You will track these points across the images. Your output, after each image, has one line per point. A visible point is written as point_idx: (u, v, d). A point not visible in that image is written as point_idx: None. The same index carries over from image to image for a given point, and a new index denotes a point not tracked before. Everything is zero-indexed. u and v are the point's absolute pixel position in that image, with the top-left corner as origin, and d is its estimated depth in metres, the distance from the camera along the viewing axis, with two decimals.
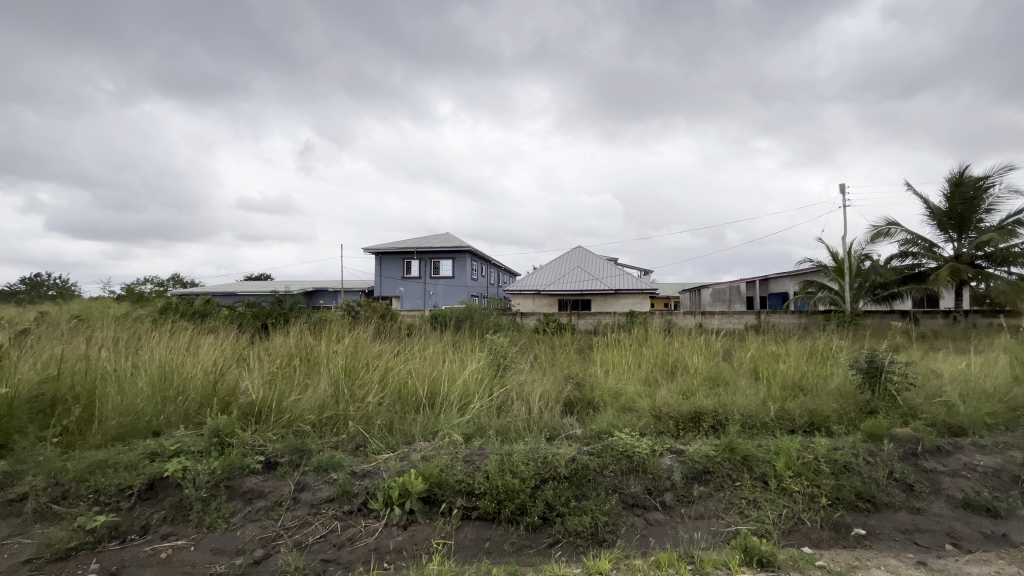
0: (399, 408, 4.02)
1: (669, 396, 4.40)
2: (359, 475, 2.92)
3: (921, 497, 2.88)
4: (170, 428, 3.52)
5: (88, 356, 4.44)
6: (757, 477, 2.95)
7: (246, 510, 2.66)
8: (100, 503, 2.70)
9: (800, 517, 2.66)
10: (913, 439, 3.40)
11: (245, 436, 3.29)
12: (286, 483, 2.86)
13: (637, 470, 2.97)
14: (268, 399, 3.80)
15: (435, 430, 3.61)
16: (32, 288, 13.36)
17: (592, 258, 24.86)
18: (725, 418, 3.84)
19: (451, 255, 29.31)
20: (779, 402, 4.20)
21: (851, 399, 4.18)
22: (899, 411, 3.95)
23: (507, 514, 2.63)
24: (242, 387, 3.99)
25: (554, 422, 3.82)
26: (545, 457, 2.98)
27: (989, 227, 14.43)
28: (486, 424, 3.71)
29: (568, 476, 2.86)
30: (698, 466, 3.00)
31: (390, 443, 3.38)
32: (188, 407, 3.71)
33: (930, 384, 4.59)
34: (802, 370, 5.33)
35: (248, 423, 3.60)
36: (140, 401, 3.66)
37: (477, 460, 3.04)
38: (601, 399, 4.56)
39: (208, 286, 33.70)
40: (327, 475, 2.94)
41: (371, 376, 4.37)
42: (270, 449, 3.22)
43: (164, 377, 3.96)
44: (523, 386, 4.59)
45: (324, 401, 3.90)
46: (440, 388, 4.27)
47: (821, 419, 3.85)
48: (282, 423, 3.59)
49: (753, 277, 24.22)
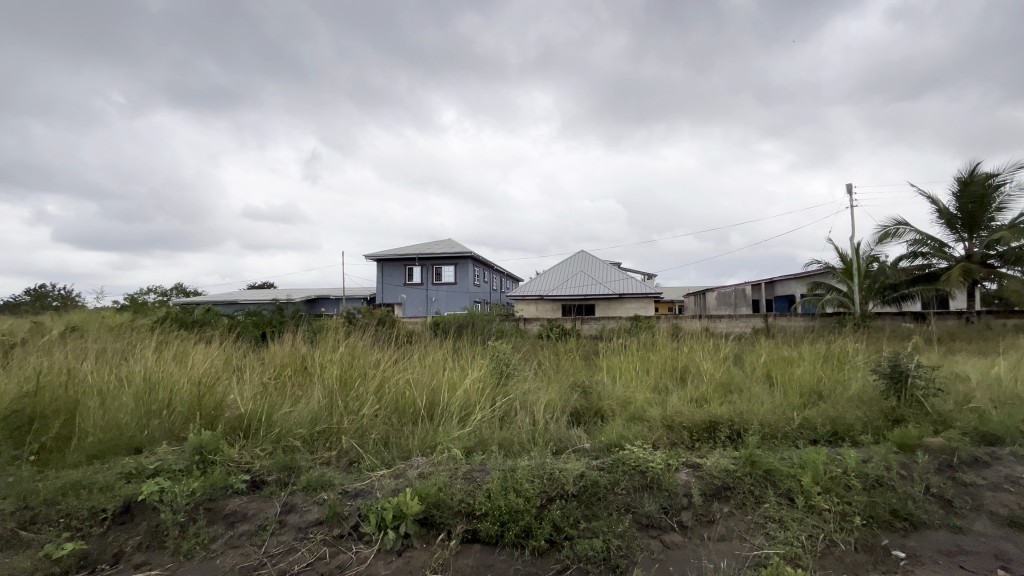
0: (396, 420, 3.80)
1: (682, 405, 4.19)
2: (351, 495, 2.71)
3: (962, 514, 2.64)
4: (153, 444, 3.30)
5: (73, 369, 4.27)
6: (782, 494, 2.72)
7: (227, 535, 2.45)
8: (70, 529, 2.50)
9: (833, 538, 2.42)
10: (947, 450, 3.17)
11: (231, 453, 3.08)
12: (272, 505, 2.65)
13: (651, 487, 2.76)
14: (257, 412, 3.58)
15: (433, 444, 3.38)
16: (37, 300, 13.41)
17: (595, 262, 24.61)
18: (742, 428, 3.60)
19: (454, 261, 29.10)
20: (799, 410, 3.95)
21: (875, 406, 3.93)
22: (929, 419, 3.69)
23: (511, 538, 2.40)
24: (228, 400, 3.76)
25: (561, 433, 3.60)
26: (550, 475, 2.79)
27: (1001, 226, 14.13)
28: (488, 437, 3.48)
29: (576, 495, 2.66)
30: (716, 482, 2.78)
31: (384, 459, 3.15)
32: (173, 421, 3.50)
33: (957, 390, 4.35)
34: (820, 375, 5.10)
35: (236, 439, 3.37)
36: (124, 416, 3.47)
37: (478, 477, 2.83)
38: (610, 408, 4.33)
39: (213, 294, 33.90)
40: (316, 495, 2.73)
41: (366, 387, 4.15)
42: (257, 466, 3.01)
43: (150, 392, 3.77)
44: (526, 396, 4.37)
45: (317, 413, 3.67)
46: (440, 399, 4.05)
47: (844, 428, 3.61)
48: (271, 438, 3.35)
49: (759, 281, 24.00)
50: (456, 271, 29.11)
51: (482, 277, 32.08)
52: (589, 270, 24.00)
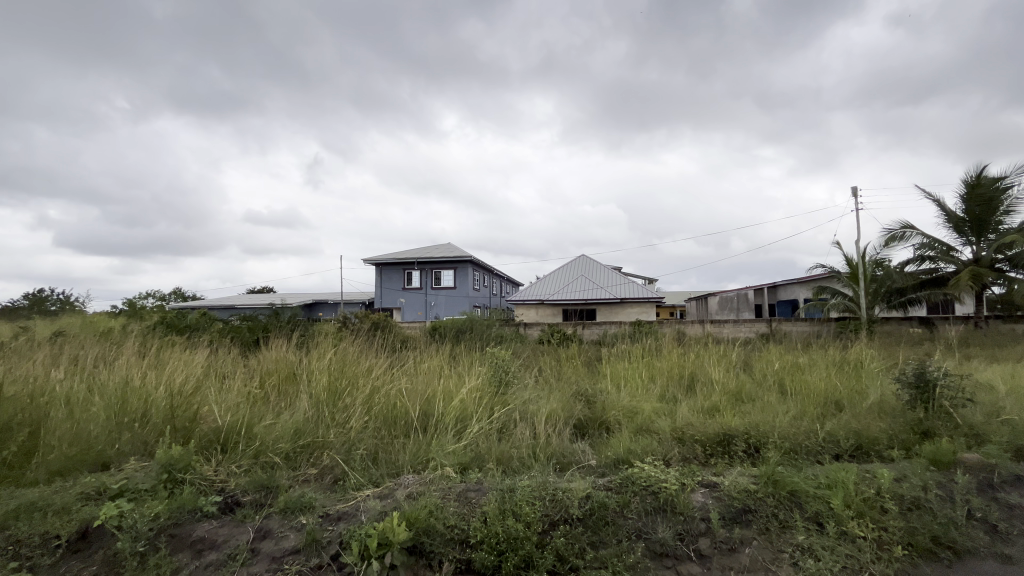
0: (386, 432, 3.55)
1: (692, 416, 3.93)
2: (333, 519, 2.45)
3: (1010, 541, 2.37)
4: (122, 460, 3.05)
5: (46, 378, 4.02)
6: (809, 518, 2.46)
7: (192, 565, 2.18)
8: (18, 558, 2.23)
9: (870, 570, 2.15)
10: (985, 467, 2.91)
11: (204, 471, 2.82)
12: (244, 530, 2.39)
13: (664, 510, 2.50)
14: (237, 424, 3.33)
15: (426, 459, 3.12)
16: (34, 304, 13.20)
17: (597, 266, 24.35)
18: (760, 442, 3.34)
19: (454, 265, 28.90)
20: (817, 422, 3.69)
21: (900, 418, 3.67)
22: (960, 432, 3.42)
23: (509, 569, 2.13)
24: (207, 412, 3.50)
25: (564, 447, 3.34)
26: (553, 496, 2.54)
27: (1009, 230, 13.90)
28: (485, 452, 3.22)
29: (582, 519, 2.41)
30: (736, 505, 2.51)
31: (372, 476, 2.89)
32: (146, 435, 3.24)
33: (984, 401, 4.08)
34: (834, 383, 4.84)
35: (211, 454, 3.12)
36: (93, 428, 3.22)
37: (473, 498, 2.58)
38: (616, 419, 4.07)
39: (213, 299, 33.80)
40: (294, 519, 2.46)
41: (356, 397, 3.90)
42: (231, 485, 2.75)
43: (123, 403, 3.52)
44: (527, 406, 4.12)
45: (302, 426, 3.42)
46: (434, 410, 3.80)
47: (869, 441, 3.35)
48: (249, 453, 3.09)
49: (761, 285, 23.76)
50: (456, 275, 28.89)
51: (482, 282, 31.91)
52: (590, 274, 23.74)
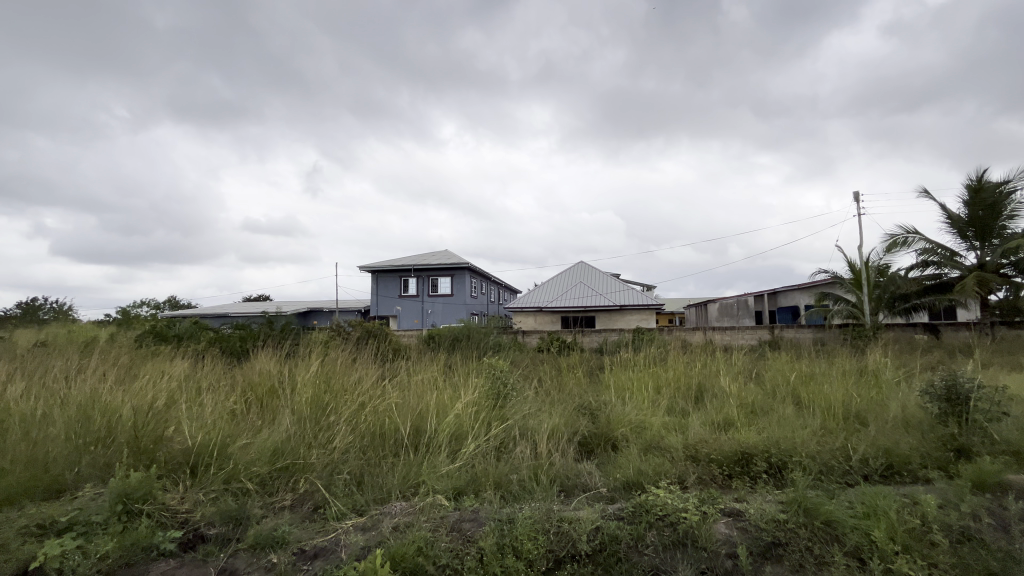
0: (374, 452, 3.26)
1: (705, 431, 3.65)
2: (308, 556, 2.15)
3: None
4: (79, 486, 2.75)
5: (9, 394, 3.72)
6: (849, 552, 2.18)
7: None
8: None
9: None
10: None
11: (166, 499, 2.52)
12: (205, 571, 2.09)
13: (684, 544, 2.21)
14: (208, 444, 3.03)
15: (417, 483, 2.83)
16: (28, 312, 12.93)
17: (596, 273, 24.12)
18: (782, 461, 3.06)
19: (451, 272, 28.64)
20: (842, 438, 3.41)
21: (931, 434, 3.39)
22: (998, 449, 3.14)
23: None
24: (176, 431, 3.19)
25: (567, 468, 3.05)
26: (557, 528, 2.25)
27: (1013, 234, 13.69)
28: (482, 474, 2.92)
29: (591, 555, 2.12)
30: (765, 538, 2.23)
31: (355, 504, 2.60)
32: (108, 457, 2.94)
33: (1016, 414, 3.80)
34: (852, 394, 4.56)
35: (179, 478, 2.82)
36: (50, 450, 2.92)
37: (468, 530, 2.29)
38: (623, 435, 3.78)
39: (210, 307, 33.44)
40: (264, 557, 2.16)
41: (343, 413, 3.61)
42: (196, 516, 2.45)
43: (86, 421, 3.22)
44: (527, 422, 3.83)
45: (281, 445, 3.12)
46: (426, 427, 3.51)
47: (900, 460, 3.07)
48: (219, 478, 2.79)
49: (761, 292, 23.53)
50: (453, 282, 28.63)
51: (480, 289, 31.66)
52: (590, 281, 23.50)
